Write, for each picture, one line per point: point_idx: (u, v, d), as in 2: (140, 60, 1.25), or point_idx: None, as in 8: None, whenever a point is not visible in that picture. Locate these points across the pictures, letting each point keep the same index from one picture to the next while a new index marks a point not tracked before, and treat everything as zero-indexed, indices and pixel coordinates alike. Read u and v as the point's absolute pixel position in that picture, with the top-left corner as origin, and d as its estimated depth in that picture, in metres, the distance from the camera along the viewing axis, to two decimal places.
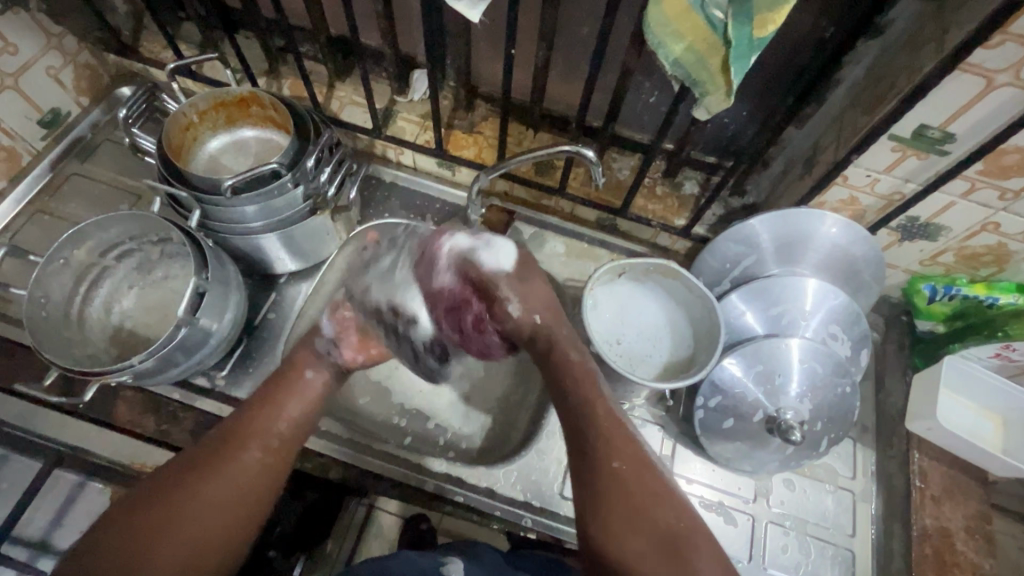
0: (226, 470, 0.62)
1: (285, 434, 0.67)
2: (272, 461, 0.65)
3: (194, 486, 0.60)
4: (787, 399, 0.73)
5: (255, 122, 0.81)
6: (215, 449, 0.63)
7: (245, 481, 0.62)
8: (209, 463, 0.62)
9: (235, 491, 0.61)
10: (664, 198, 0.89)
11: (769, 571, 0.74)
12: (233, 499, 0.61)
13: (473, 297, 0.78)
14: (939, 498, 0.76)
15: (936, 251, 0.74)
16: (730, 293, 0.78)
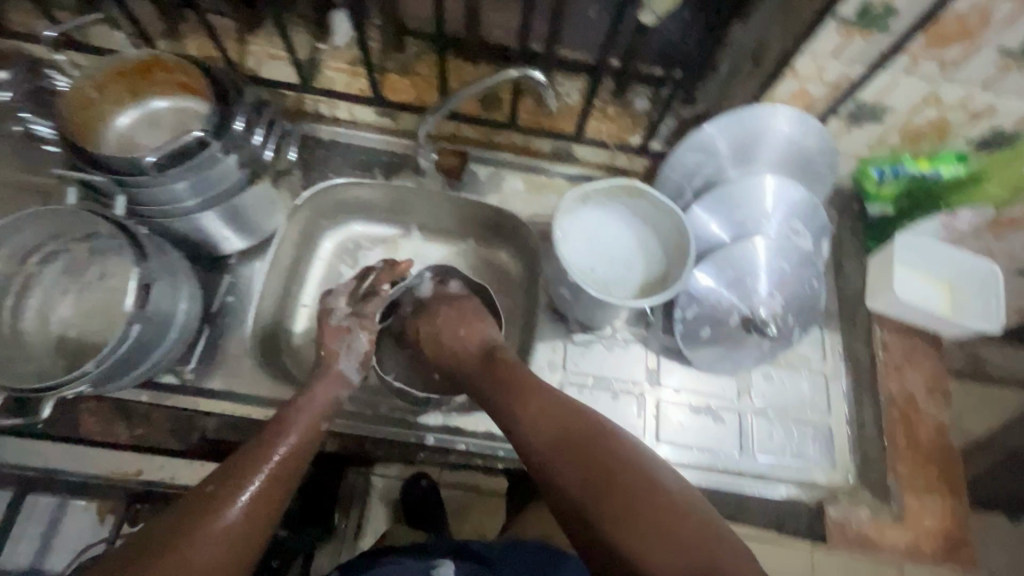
0: (221, 515, 0.53)
1: (292, 461, 0.60)
2: (277, 488, 0.58)
3: (186, 535, 0.51)
4: (759, 297, 0.75)
5: (165, 91, 0.73)
6: (205, 492, 0.54)
7: (247, 523, 0.54)
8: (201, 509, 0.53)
9: (236, 537, 0.53)
10: (617, 118, 0.87)
11: (760, 457, 0.78)
12: (227, 545, 0.52)
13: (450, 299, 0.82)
14: (900, 365, 0.82)
15: (882, 133, 0.76)
16: (694, 204, 0.79)
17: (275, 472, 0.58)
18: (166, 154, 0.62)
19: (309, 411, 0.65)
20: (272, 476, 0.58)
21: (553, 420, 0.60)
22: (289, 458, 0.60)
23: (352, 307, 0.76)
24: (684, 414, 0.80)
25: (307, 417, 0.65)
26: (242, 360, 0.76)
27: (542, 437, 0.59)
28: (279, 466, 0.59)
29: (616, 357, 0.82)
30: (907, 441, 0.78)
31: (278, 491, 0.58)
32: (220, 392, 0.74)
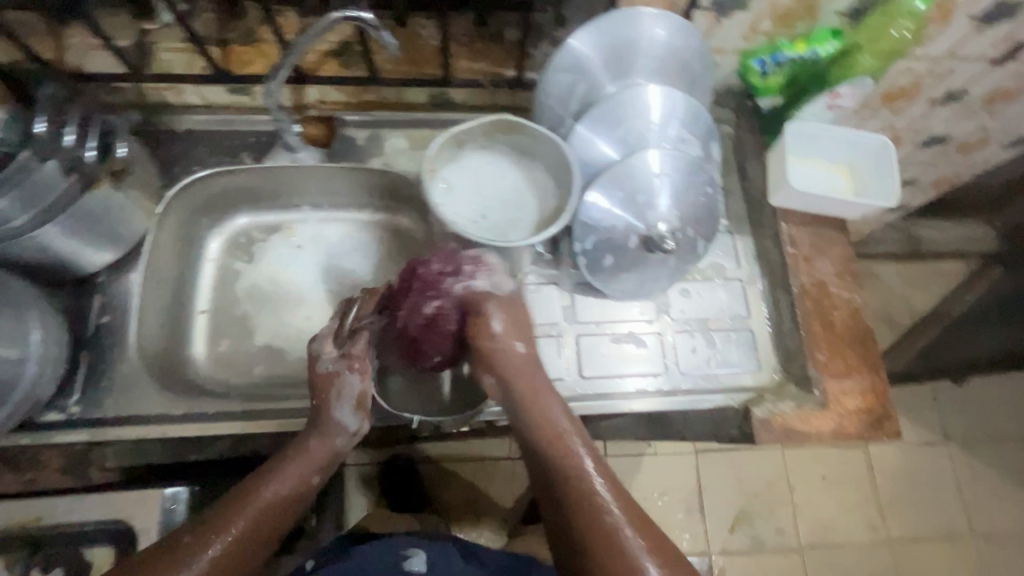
0: (203, 549, 0.55)
1: (283, 502, 0.62)
2: (262, 527, 0.59)
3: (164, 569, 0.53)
4: (653, 212, 0.72)
5: None
6: (195, 531, 0.56)
7: (228, 563, 0.56)
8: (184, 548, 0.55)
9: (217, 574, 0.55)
10: (488, 53, 0.82)
11: (684, 372, 0.77)
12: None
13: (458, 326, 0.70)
14: (810, 256, 0.81)
15: (753, 20, 0.73)
16: (574, 130, 0.75)
17: (261, 514, 0.60)
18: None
19: (306, 462, 0.65)
20: (259, 518, 0.59)
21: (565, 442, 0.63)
22: (284, 496, 0.62)
23: (341, 350, 0.72)
24: (607, 345, 0.78)
25: (303, 463, 0.65)
26: (131, 382, 0.71)
27: (544, 459, 0.62)
28: (267, 508, 0.60)
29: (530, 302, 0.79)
30: (823, 326, 0.77)
31: (268, 528, 0.60)
32: (113, 419, 0.69)
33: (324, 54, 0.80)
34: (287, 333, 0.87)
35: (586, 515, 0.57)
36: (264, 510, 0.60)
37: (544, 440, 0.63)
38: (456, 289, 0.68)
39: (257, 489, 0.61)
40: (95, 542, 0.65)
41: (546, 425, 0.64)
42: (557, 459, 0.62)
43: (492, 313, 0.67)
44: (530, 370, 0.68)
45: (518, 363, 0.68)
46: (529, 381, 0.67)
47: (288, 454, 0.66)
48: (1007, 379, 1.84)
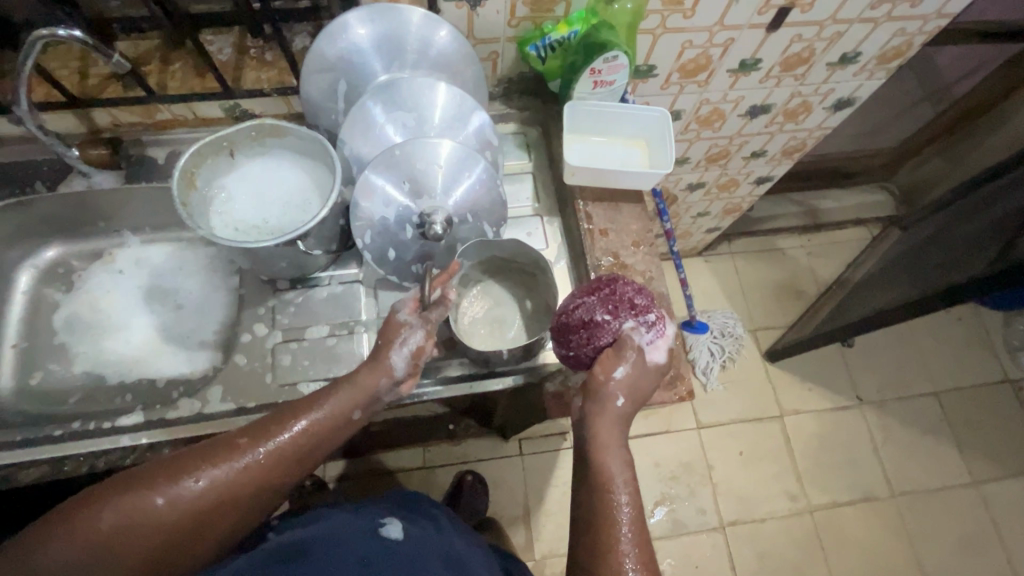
0: (187, 477, 0.54)
1: (288, 457, 0.58)
2: (263, 479, 0.57)
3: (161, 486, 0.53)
4: (422, 198, 0.74)
5: None
6: (250, 434, 0.58)
7: (196, 506, 0.54)
8: (222, 452, 0.56)
9: (180, 515, 0.53)
10: (275, 63, 0.83)
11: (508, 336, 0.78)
12: (174, 523, 0.53)
13: (613, 316, 0.67)
14: (606, 231, 0.83)
15: (508, 7, 0.75)
16: (342, 126, 0.76)
17: (271, 457, 0.58)
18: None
19: (352, 394, 0.63)
20: (287, 450, 0.58)
21: (609, 435, 0.64)
22: (301, 443, 0.59)
23: (422, 317, 0.68)
24: None
25: (347, 397, 0.62)
26: None
27: (612, 453, 0.62)
28: (284, 449, 0.58)
29: (330, 301, 0.79)
30: None
31: (245, 488, 0.57)
32: None
33: (104, 78, 0.80)
34: (105, 359, 0.86)
35: (599, 512, 0.59)
36: (281, 451, 0.58)
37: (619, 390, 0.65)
38: (600, 317, 0.66)
39: (268, 431, 0.59)
40: None
41: (638, 371, 0.66)
42: (604, 421, 0.64)
43: (612, 315, 0.67)
44: (646, 394, 0.66)
45: (634, 385, 0.66)
46: (636, 376, 0.66)
47: (335, 385, 0.64)
48: (912, 334, 1.89)
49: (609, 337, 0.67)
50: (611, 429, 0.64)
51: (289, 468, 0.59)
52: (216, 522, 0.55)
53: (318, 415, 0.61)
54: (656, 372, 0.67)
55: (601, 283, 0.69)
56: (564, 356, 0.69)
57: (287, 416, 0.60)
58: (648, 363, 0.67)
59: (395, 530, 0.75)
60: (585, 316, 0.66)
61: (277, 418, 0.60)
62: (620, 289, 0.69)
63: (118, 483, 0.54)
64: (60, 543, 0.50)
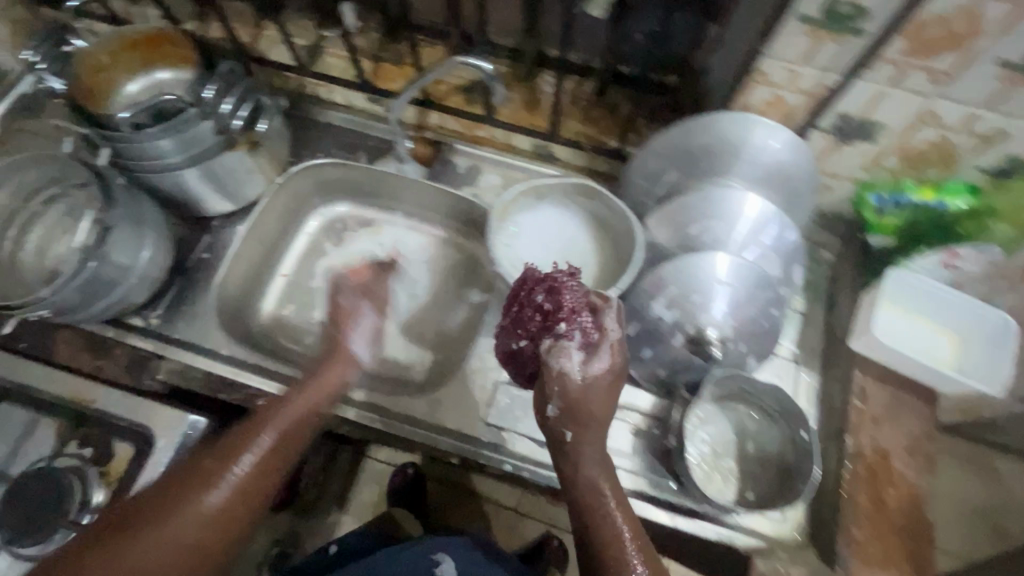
0: (199, 500, 0.58)
1: (249, 492, 0.61)
2: (252, 488, 0.61)
3: (162, 515, 0.56)
4: (706, 315, 0.69)
5: (171, 64, 0.79)
6: (200, 465, 0.61)
7: (190, 535, 0.56)
8: (197, 480, 0.59)
9: (195, 522, 0.57)
10: (598, 120, 0.85)
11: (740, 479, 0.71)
12: (220, 520, 0.58)
13: (537, 331, 0.63)
14: (879, 418, 0.71)
15: (877, 153, 0.69)
16: (653, 211, 0.74)
17: (258, 461, 0.62)
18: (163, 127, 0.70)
19: (285, 416, 0.66)
20: (240, 485, 0.60)
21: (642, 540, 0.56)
22: (252, 479, 0.61)
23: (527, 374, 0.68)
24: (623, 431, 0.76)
25: (285, 426, 0.66)
26: (204, 313, 0.82)
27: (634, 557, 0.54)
28: (241, 484, 0.60)
29: None
30: (870, 501, 0.68)
31: (241, 500, 0.60)
32: (180, 340, 0.80)
33: (453, 87, 0.87)
34: None
35: (602, 547, 0.55)
36: (240, 489, 0.60)
37: (574, 418, 0.59)
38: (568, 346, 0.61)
39: (228, 453, 0.62)
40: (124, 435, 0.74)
41: (596, 405, 0.59)
42: (594, 465, 0.59)
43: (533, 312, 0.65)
44: (593, 415, 0.59)
45: (570, 390, 0.59)
46: (579, 386, 0.59)
47: (249, 427, 0.64)
48: None
49: (545, 302, 0.63)
50: (604, 471, 0.59)
51: (266, 478, 0.63)
52: (232, 524, 0.59)
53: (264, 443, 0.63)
54: (606, 380, 0.60)
55: (533, 272, 0.67)
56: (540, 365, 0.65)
57: (229, 448, 0.62)
58: (601, 371, 0.60)
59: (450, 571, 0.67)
60: (504, 328, 0.68)
61: (228, 448, 0.62)
62: (537, 276, 0.66)
63: (93, 535, 0.56)
64: (121, 557, 0.53)
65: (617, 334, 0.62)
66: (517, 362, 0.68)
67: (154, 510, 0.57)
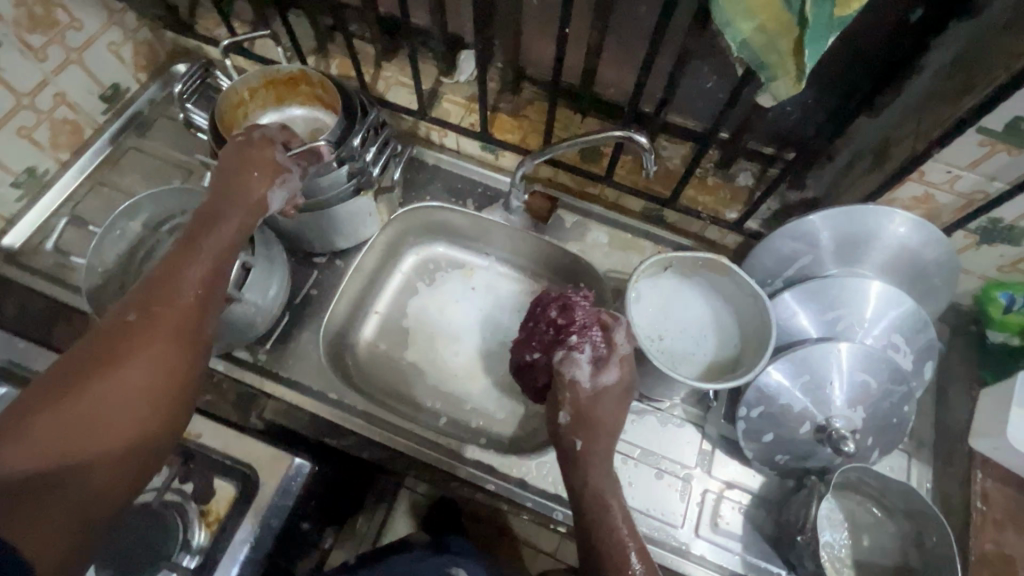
0: (142, 354, 0.54)
1: (184, 334, 0.57)
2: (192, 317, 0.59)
3: (119, 365, 0.52)
4: (837, 407, 0.68)
5: (305, 101, 0.82)
6: (135, 323, 0.55)
7: (152, 375, 0.54)
8: (129, 341, 0.54)
9: (155, 381, 0.54)
10: (716, 190, 0.85)
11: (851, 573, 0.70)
12: (169, 358, 0.55)
13: (549, 345, 0.70)
14: (1003, 523, 0.70)
15: (1018, 256, 0.68)
16: (784, 293, 0.74)
17: (200, 296, 0.60)
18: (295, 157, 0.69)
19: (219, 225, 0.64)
20: (178, 327, 0.57)
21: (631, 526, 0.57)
22: (190, 321, 0.59)
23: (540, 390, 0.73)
24: (733, 513, 0.74)
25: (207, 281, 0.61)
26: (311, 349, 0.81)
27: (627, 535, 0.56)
28: (183, 327, 0.58)
29: (669, 435, 0.78)
30: None
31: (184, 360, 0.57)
32: (287, 377, 0.79)
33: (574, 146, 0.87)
34: (433, 361, 0.91)
35: (604, 543, 0.56)
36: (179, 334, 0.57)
37: (596, 427, 0.62)
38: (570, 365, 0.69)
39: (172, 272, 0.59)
40: (226, 475, 0.73)
41: (610, 421, 0.63)
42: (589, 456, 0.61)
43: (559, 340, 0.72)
44: (603, 423, 0.63)
45: (581, 398, 0.64)
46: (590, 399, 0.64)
47: (159, 279, 0.59)
48: None
49: (558, 317, 0.70)
50: (602, 474, 0.60)
51: (200, 324, 0.60)
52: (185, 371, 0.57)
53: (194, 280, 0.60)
54: (613, 394, 0.64)
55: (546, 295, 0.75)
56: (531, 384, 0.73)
57: (150, 305, 0.57)
58: (604, 386, 0.64)
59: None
60: (524, 346, 0.74)
61: (165, 277, 0.59)
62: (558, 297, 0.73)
63: (46, 389, 0.49)
64: (82, 396, 0.49)
65: (628, 350, 0.67)
66: (531, 376, 0.73)
67: (95, 369, 0.51)
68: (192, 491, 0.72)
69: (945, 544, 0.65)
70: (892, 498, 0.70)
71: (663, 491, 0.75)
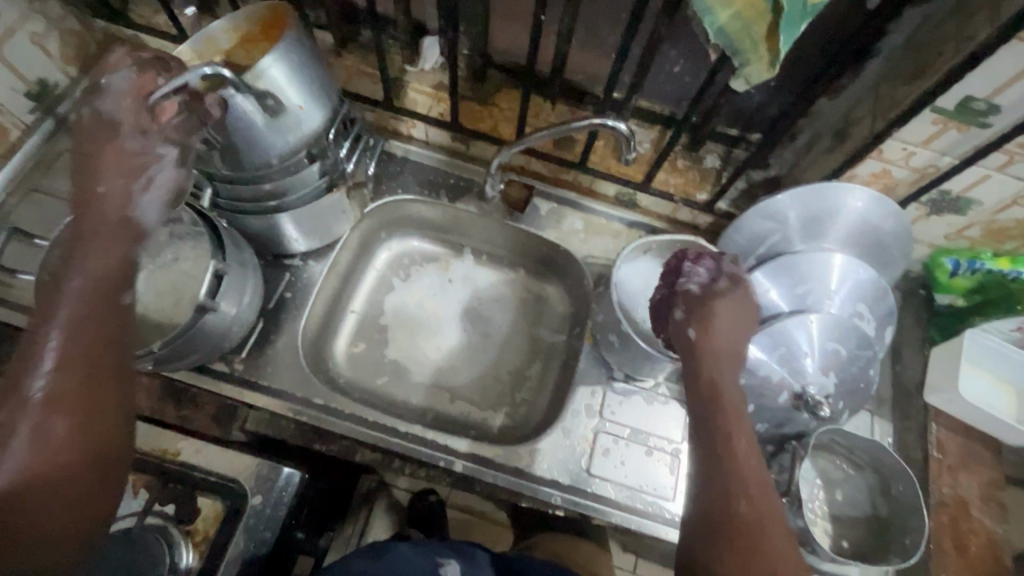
0: (23, 410, 0.44)
1: (73, 362, 0.47)
2: (80, 333, 0.48)
3: (9, 424, 0.44)
4: (811, 375, 0.73)
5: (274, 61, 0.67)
6: (9, 381, 0.46)
7: (42, 414, 0.45)
8: (13, 396, 0.45)
9: (57, 439, 0.44)
10: (686, 172, 0.87)
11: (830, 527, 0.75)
12: (63, 392, 0.46)
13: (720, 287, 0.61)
14: (956, 468, 0.77)
15: (963, 225, 0.74)
16: (756, 270, 0.77)
17: (85, 301, 0.49)
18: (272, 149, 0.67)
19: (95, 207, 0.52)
20: (69, 360, 0.47)
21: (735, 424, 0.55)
22: (77, 350, 0.47)
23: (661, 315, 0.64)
24: None
25: (82, 302, 0.49)
26: (291, 355, 0.78)
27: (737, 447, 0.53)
28: (68, 362, 0.47)
29: (655, 413, 0.80)
30: (954, 547, 0.73)
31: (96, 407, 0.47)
32: (267, 386, 0.76)
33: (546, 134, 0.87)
34: (415, 356, 0.89)
35: (751, 516, 0.50)
36: (68, 368, 0.47)
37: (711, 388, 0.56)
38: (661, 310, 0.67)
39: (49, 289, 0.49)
40: (211, 493, 0.70)
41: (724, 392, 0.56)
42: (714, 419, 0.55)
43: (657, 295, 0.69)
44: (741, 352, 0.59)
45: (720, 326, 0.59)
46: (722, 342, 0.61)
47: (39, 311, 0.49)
48: None
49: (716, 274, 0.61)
50: (733, 439, 0.54)
51: (104, 325, 0.49)
52: (103, 402, 0.48)
53: (69, 302, 0.49)
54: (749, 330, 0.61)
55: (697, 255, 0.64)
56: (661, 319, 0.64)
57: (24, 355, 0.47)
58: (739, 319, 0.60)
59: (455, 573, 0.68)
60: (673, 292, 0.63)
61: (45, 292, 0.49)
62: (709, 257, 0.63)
63: None
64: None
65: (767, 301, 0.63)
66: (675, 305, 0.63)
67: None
68: (174, 513, 0.69)
69: (910, 493, 0.71)
70: (863, 455, 0.75)
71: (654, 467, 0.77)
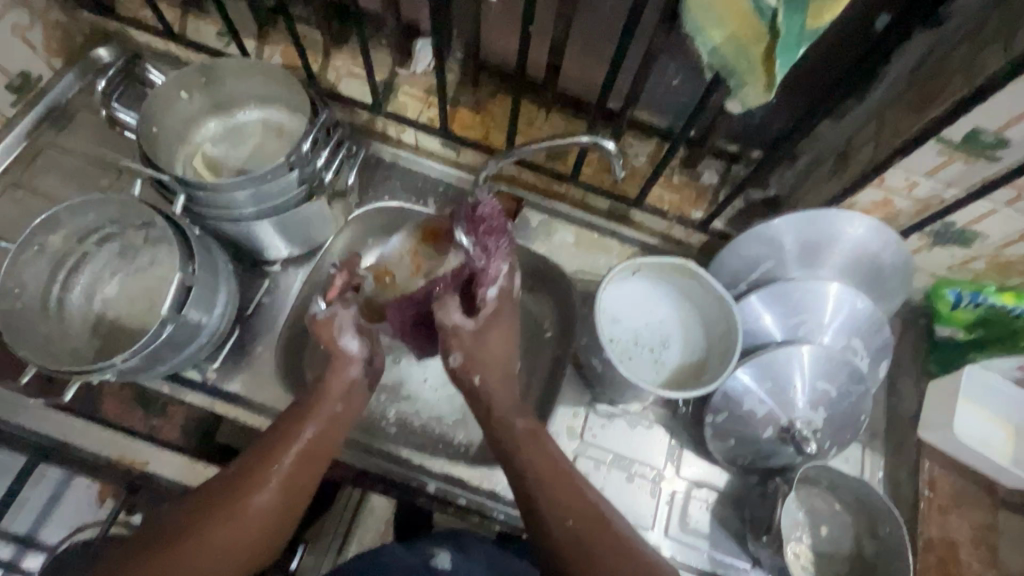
0: (245, 507, 0.57)
1: (282, 496, 0.60)
2: (296, 480, 0.61)
3: (215, 523, 0.56)
4: (799, 408, 0.71)
5: (415, 114, 0.86)
6: (247, 466, 0.60)
7: (257, 522, 0.58)
8: (235, 492, 0.58)
9: (249, 528, 0.57)
10: (681, 188, 0.84)
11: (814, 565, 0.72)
12: (252, 531, 0.57)
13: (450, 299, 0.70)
14: (946, 507, 0.75)
15: (967, 256, 0.71)
16: (749, 295, 0.74)
17: (294, 462, 0.61)
18: (315, 140, 0.69)
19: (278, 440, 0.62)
20: (278, 488, 0.60)
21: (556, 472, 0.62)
22: (296, 470, 0.61)
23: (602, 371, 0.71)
24: (703, 513, 0.75)
25: (293, 463, 0.61)
26: (265, 365, 0.76)
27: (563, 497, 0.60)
28: (284, 487, 0.60)
29: (638, 438, 0.78)
30: None
31: (282, 508, 0.60)
32: (238, 396, 0.74)
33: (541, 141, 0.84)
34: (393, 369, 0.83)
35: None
36: (283, 491, 0.60)
37: (536, 474, 0.61)
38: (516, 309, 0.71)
39: (258, 473, 0.60)
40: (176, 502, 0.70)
41: (545, 459, 0.63)
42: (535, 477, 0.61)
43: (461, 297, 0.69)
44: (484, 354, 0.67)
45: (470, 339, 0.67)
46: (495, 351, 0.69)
47: (298, 414, 0.65)
48: None
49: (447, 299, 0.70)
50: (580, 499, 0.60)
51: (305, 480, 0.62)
52: (235, 496, 0.58)
53: (306, 437, 0.63)
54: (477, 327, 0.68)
55: (612, 329, 0.77)
56: (699, 335, 0.77)
57: (267, 450, 0.61)
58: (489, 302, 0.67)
59: (447, 561, 0.64)
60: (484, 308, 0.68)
61: (237, 482, 0.59)
62: (635, 317, 0.78)
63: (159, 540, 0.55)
64: (188, 548, 0.54)
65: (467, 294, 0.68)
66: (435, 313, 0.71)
67: (196, 522, 0.56)
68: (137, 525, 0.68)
69: (897, 535, 0.68)
70: (850, 493, 0.73)
71: (635, 496, 0.75)
